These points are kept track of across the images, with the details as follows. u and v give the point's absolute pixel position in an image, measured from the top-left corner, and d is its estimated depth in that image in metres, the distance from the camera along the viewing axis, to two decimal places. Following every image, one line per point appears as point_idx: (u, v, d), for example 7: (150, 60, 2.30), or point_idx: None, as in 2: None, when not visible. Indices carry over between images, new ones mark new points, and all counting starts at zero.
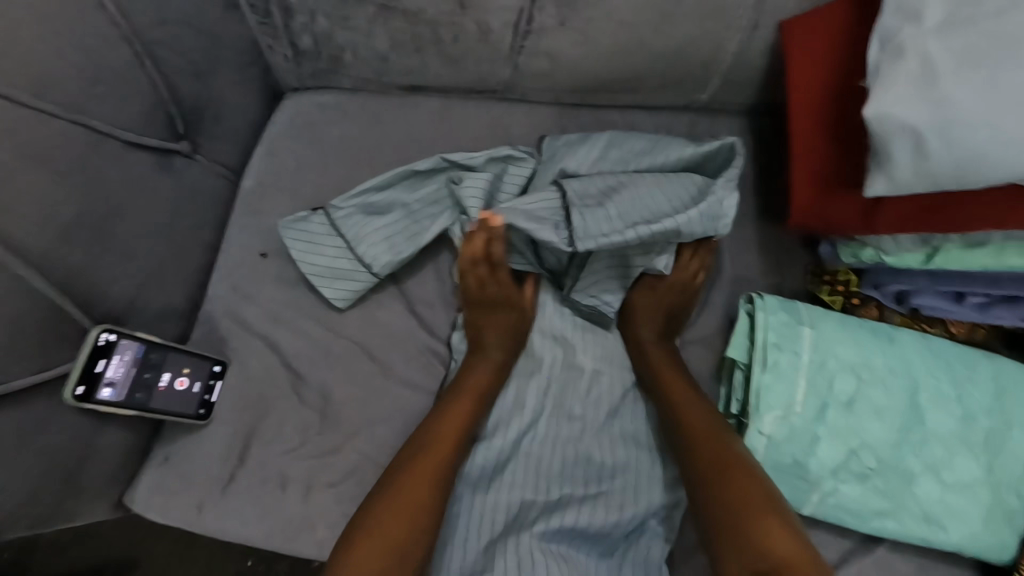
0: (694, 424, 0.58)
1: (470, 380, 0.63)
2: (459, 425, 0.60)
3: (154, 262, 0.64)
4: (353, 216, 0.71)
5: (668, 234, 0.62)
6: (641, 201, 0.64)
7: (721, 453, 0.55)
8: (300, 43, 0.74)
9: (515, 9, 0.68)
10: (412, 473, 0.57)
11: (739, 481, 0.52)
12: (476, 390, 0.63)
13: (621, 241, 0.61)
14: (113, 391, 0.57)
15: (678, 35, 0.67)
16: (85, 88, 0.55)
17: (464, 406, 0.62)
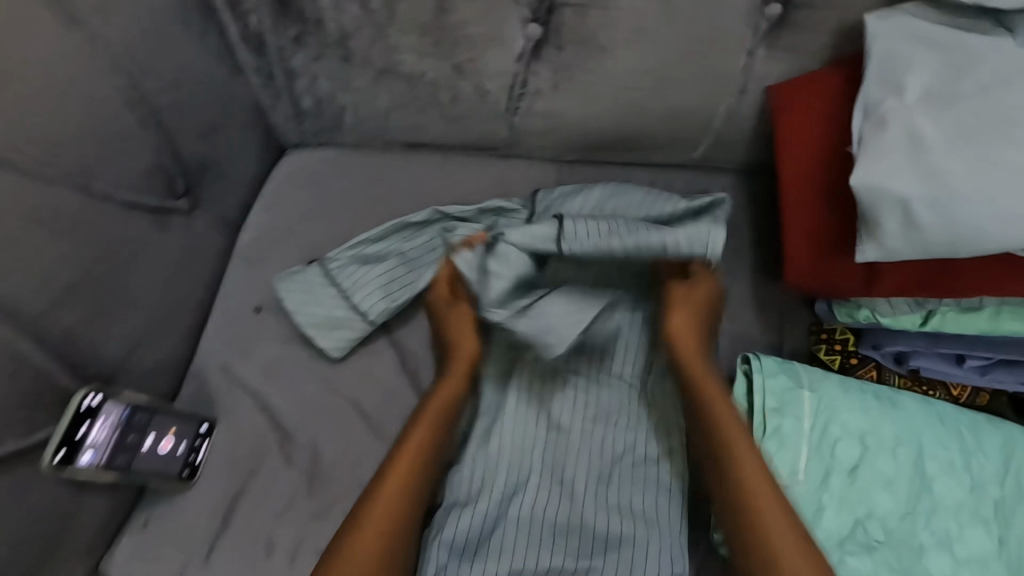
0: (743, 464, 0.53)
1: (425, 414, 0.61)
2: (412, 466, 0.58)
3: (148, 320, 0.64)
4: (348, 266, 0.71)
5: (656, 248, 0.60)
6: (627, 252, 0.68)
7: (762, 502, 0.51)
8: (302, 103, 0.76)
9: (510, 73, 0.70)
10: (366, 525, 0.55)
11: (773, 533, 0.50)
12: (428, 427, 0.61)
13: (608, 248, 0.60)
14: (93, 455, 0.56)
15: (671, 98, 0.69)
16: (91, 152, 0.57)
17: (416, 443, 0.60)
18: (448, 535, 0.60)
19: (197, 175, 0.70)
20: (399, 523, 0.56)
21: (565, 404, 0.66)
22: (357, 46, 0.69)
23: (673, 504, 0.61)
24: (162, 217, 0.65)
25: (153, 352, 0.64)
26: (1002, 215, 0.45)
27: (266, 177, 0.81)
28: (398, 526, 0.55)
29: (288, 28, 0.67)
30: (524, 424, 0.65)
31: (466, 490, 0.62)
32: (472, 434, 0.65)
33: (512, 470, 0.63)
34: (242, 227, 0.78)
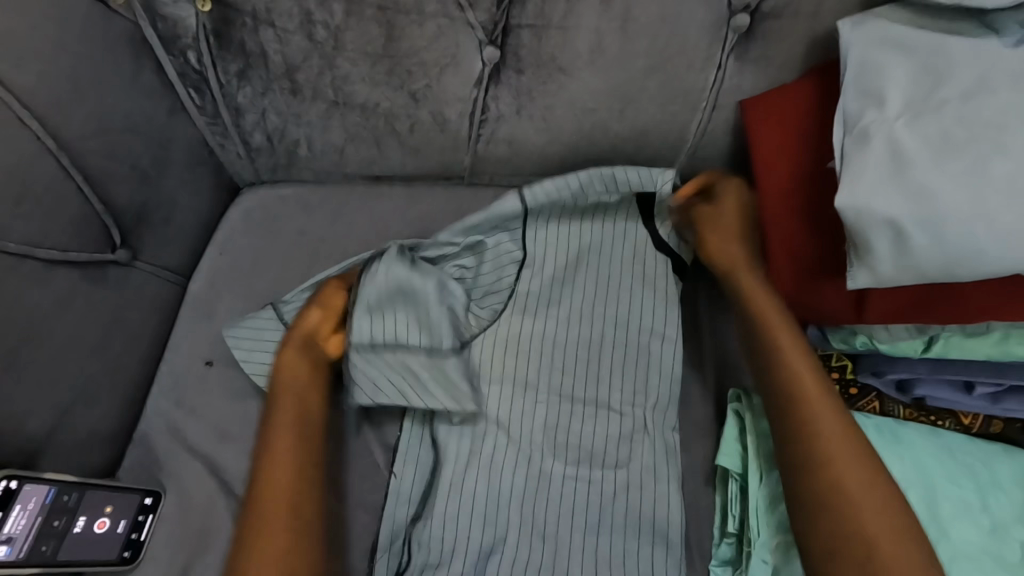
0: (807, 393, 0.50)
1: (275, 473, 0.52)
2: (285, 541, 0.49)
3: (79, 386, 0.58)
4: None
5: (608, 184, 0.64)
6: (602, 287, 0.65)
7: (827, 436, 0.48)
8: (252, 140, 0.71)
9: (468, 99, 0.66)
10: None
11: (841, 469, 0.47)
12: (285, 493, 0.52)
13: (566, 181, 0.64)
14: (10, 548, 0.51)
15: (640, 117, 0.66)
16: (4, 210, 0.52)
17: (281, 514, 0.51)
18: None
19: (137, 223, 0.64)
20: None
21: (546, 452, 0.59)
22: (304, 78, 0.65)
23: (670, 557, 0.54)
24: (95, 271, 0.60)
25: (86, 420, 0.59)
26: (1003, 234, 0.40)
27: (218, 219, 0.76)
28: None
29: (229, 62, 0.63)
30: (498, 476, 0.58)
31: (437, 552, 0.55)
32: (438, 490, 0.58)
33: (486, 527, 0.56)
34: (193, 275, 0.72)
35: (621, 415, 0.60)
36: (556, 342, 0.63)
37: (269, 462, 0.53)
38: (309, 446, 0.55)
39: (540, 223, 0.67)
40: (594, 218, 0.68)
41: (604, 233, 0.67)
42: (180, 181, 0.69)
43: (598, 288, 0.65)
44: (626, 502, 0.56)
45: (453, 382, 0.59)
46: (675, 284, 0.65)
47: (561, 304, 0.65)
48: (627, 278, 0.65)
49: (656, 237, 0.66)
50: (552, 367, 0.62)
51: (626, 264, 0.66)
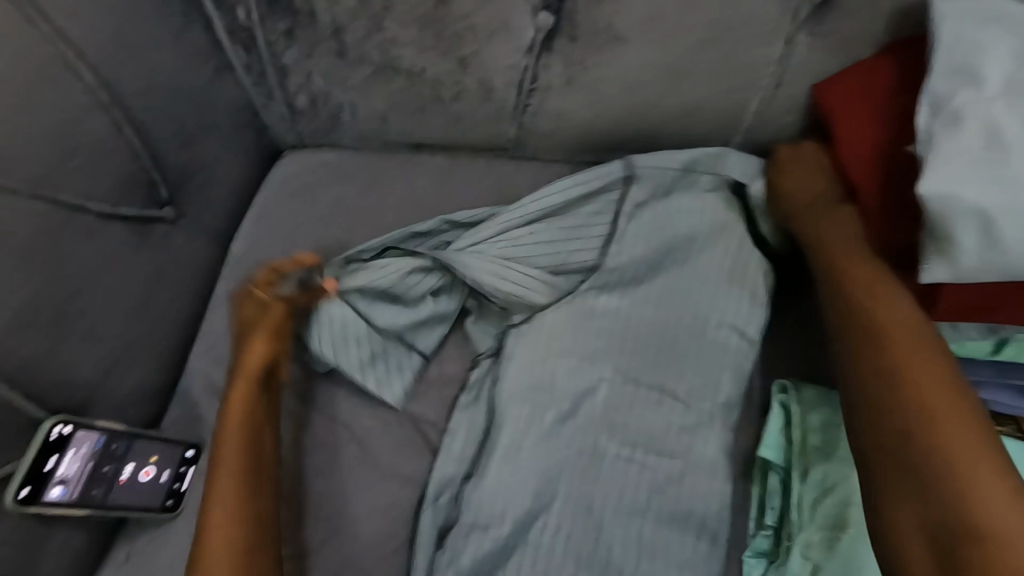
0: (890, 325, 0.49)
1: (222, 457, 0.55)
2: (230, 523, 0.52)
3: (128, 340, 0.59)
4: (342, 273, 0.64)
5: (713, 165, 0.66)
6: (686, 277, 0.63)
7: (914, 368, 0.46)
8: (296, 103, 0.71)
9: (519, 67, 0.64)
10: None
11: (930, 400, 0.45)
12: (233, 471, 0.54)
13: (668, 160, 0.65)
14: (64, 490, 0.51)
15: (696, 93, 0.62)
16: (59, 162, 0.52)
17: (229, 498, 0.53)
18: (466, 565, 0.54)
19: (182, 182, 0.64)
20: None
21: (603, 432, 0.59)
22: (352, 40, 0.63)
23: (718, 545, 0.54)
24: (144, 228, 0.60)
25: (134, 373, 0.60)
26: None
27: (258, 182, 0.76)
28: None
29: (278, 21, 0.62)
30: (553, 446, 0.58)
31: (487, 513, 0.56)
32: (490, 455, 0.58)
33: (533, 495, 0.56)
34: (235, 236, 0.73)
35: (686, 406, 0.59)
36: (631, 323, 0.62)
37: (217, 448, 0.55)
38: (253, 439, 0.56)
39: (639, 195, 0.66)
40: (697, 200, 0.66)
41: (703, 220, 0.65)
42: (224, 142, 0.69)
43: (687, 279, 0.63)
44: (679, 489, 0.56)
45: (534, 363, 0.61)
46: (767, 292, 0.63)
47: (642, 287, 0.64)
48: (716, 275, 0.63)
49: (750, 233, 0.64)
50: (624, 350, 0.62)
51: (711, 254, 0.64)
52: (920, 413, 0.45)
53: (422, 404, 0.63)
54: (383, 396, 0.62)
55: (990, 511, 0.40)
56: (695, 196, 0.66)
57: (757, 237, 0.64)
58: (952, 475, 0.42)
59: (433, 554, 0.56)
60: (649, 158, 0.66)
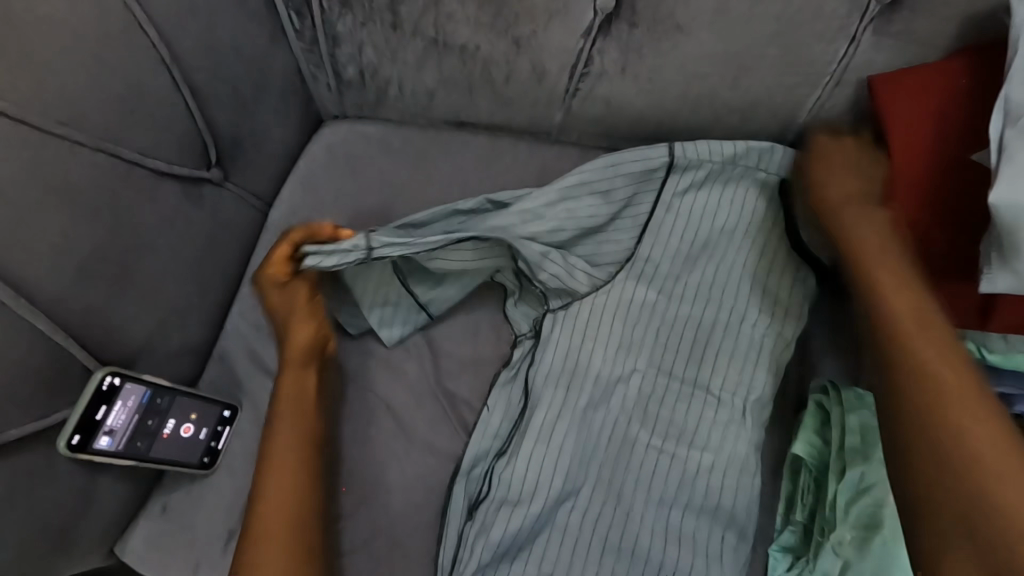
0: (918, 324, 0.47)
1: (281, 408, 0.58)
2: (287, 466, 0.55)
3: (175, 298, 0.60)
4: None
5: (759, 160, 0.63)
6: (722, 274, 0.63)
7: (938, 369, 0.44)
8: (345, 73, 0.70)
9: (574, 50, 0.63)
10: (261, 528, 0.53)
11: (953, 404, 0.42)
12: (288, 462, 0.56)
13: (718, 149, 0.62)
14: (111, 440, 0.53)
15: (752, 88, 0.62)
16: (122, 116, 0.52)
17: (287, 445, 0.56)
18: (496, 538, 0.56)
19: (231, 145, 0.64)
20: (291, 530, 0.53)
21: (635, 421, 0.60)
22: (410, 12, 0.63)
23: (742, 539, 0.55)
24: (194, 188, 0.61)
25: (177, 332, 0.61)
26: None
27: (300, 150, 0.76)
28: (286, 538, 0.52)
29: None
30: (586, 432, 0.59)
31: (518, 490, 0.57)
32: (525, 434, 0.59)
33: (566, 476, 0.58)
34: (275, 202, 0.73)
35: (719, 402, 0.59)
36: (666, 318, 0.62)
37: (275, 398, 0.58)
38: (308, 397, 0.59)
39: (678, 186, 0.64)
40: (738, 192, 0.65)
41: (742, 215, 0.65)
42: (272, 108, 0.69)
43: (723, 274, 0.63)
44: (704, 482, 0.57)
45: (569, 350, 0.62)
46: (804, 297, 0.62)
47: (682, 284, 0.63)
48: (752, 274, 0.63)
49: (792, 236, 0.63)
50: (660, 343, 0.62)
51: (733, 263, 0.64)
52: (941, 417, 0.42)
53: (455, 381, 0.64)
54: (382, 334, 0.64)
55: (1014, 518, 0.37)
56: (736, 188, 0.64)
57: (801, 241, 0.62)
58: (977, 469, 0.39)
59: (464, 523, 0.57)
60: (693, 147, 0.62)
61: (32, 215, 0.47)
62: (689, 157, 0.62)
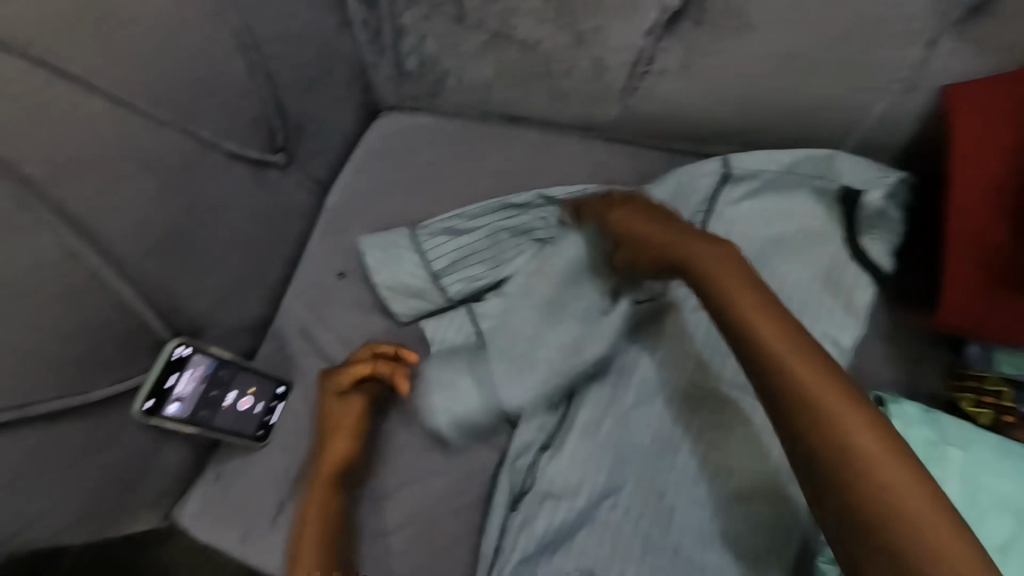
0: (827, 393, 0.39)
1: (320, 477, 0.58)
2: (320, 525, 0.57)
3: (239, 276, 0.62)
4: (438, 237, 0.68)
5: (820, 169, 0.62)
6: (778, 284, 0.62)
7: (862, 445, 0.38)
8: (405, 65, 0.71)
9: (636, 48, 0.63)
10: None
11: (892, 480, 0.36)
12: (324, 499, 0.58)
13: (777, 160, 0.62)
14: (180, 407, 0.56)
15: (819, 91, 0.60)
16: (203, 98, 0.55)
17: (319, 505, 0.57)
18: (540, 529, 0.57)
19: (295, 130, 0.66)
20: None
21: (680, 422, 0.59)
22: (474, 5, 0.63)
23: (790, 548, 0.54)
24: (260, 171, 0.63)
25: (238, 308, 0.63)
26: None
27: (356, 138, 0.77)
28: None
29: None
30: (631, 430, 0.60)
31: (562, 484, 0.59)
32: (571, 428, 0.60)
33: (610, 473, 0.59)
34: (331, 188, 0.74)
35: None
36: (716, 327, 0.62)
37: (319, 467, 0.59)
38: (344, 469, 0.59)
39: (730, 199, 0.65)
40: (797, 199, 0.65)
41: (804, 224, 0.64)
42: (334, 96, 0.70)
43: (781, 284, 0.62)
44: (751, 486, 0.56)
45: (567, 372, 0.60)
46: (868, 304, 0.61)
47: None
48: (810, 281, 0.62)
49: (853, 244, 0.62)
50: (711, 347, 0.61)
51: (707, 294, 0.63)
52: (885, 511, 0.36)
53: None
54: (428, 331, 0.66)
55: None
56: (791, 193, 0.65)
57: (862, 250, 0.62)
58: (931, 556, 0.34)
59: (508, 513, 0.59)
60: (751, 158, 0.62)
61: (120, 188, 0.49)
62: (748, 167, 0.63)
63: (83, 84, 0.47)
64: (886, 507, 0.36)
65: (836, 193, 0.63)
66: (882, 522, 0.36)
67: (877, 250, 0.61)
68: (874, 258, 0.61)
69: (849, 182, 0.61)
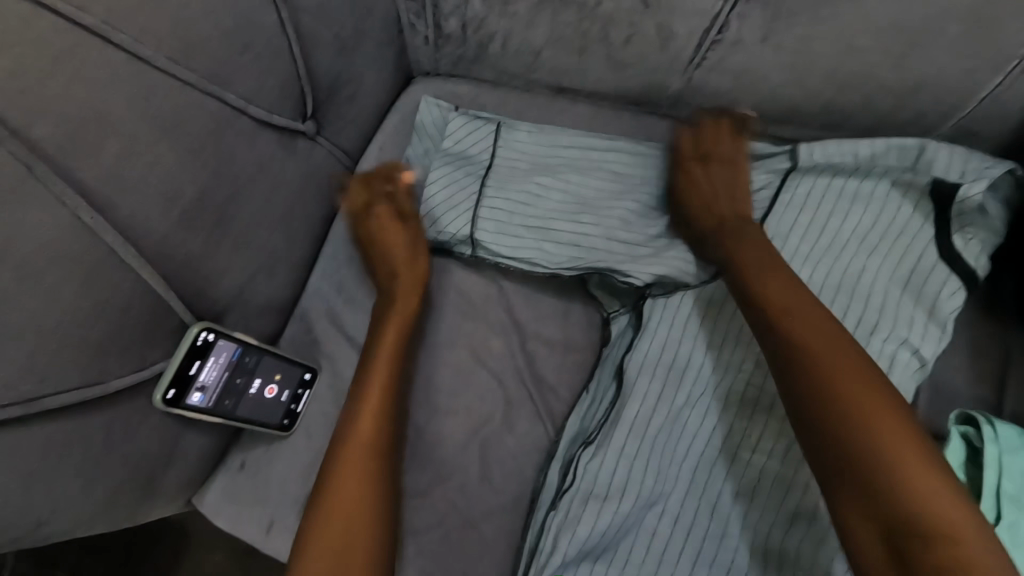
0: (799, 328, 0.47)
1: (371, 396, 0.54)
2: (374, 438, 0.53)
3: (268, 253, 0.57)
4: (501, 159, 0.64)
5: (907, 160, 0.58)
6: (853, 281, 0.57)
7: (842, 374, 0.44)
8: (445, 25, 0.64)
9: (710, 14, 0.54)
10: (349, 465, 0.51)
11: (857, 397, 0.43)
12: (383, 377, 0.55)
13: (852, 150, 0.58)
14: (202, 396, 0.52)
15: (922, 71, 0.53)
16: (231, 57, 0.49)
17: (376, 416, 0.54)
18: (583, 532, 0.55)
19: (325, 94, 0.60)
20: (378, 498, 0.51)
21: (738, 432, 0.55)
22: None
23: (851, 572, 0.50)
24: (288, 140, 0.57)
25: (265, 289, 0.58)
26: None
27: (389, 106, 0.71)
28: (372, 507, 0.50)
29: None
30: (680, 429, 0.56)
31: (605, 485, 0.56)
32: (618, 426, 0.57)
33: (658, 476, 0.56)
34: (360, 160, 0.68)
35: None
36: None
37: (365, 383, 0.55)
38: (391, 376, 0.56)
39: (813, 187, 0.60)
40: (877, 198, 0.59)
41: (879, 222, 0.59)
42: (368, 57, 0.63)
43: (857, 283, 0.57)
44: (811, 505, 0.52)
45: (555, 238, 0.61)
46: (955, 313, 0.56)
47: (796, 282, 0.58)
48: (890, 281, 0.57)
49: (944, 241, 0.57)
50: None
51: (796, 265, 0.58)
52: (872, 468, 0.40)
53: (544, 367, 0.62)
54: (449, 232, 0.62)
55: (946, 512, 0.38)
56: (876, 186, 0.59)
57: (956, 250, 0.57)
58: (922, 514, 0.38)
59: (548, 512, 0.56)
60: (832, 148, 0.58)
61: (143, 157, 0.44)
62: (817, 159, 0.59)
63: (96, 35, 0.41)
64: (864, 441, 0.41)
65: (925, 187, 0.58)
66: (831, 436, 0.42)
67: (972, 252, 0.56)
68: (970, 261, 0.56)
69: (943, 174, 0.56)
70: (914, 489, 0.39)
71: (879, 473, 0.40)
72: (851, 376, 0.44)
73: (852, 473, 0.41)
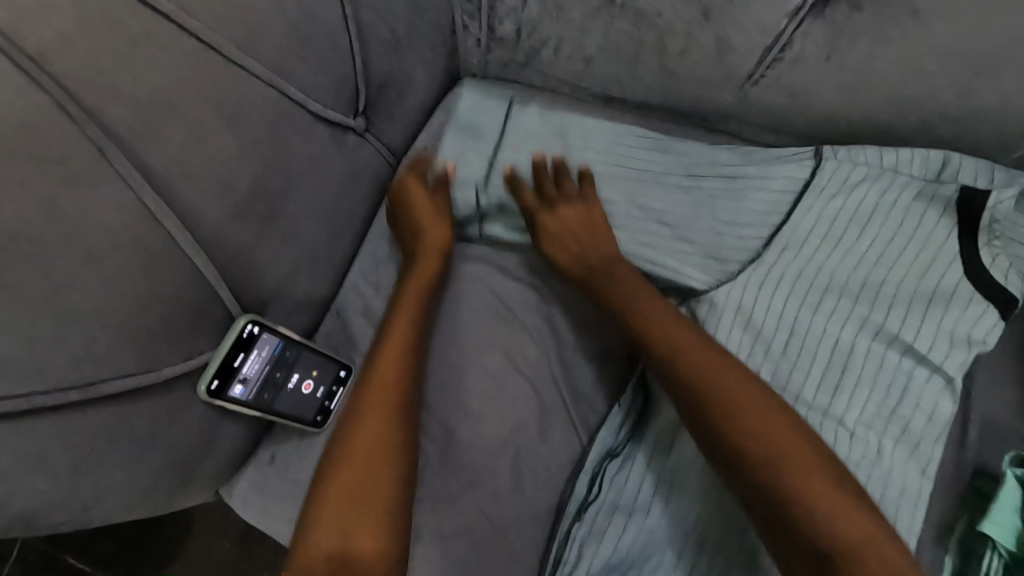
0: (729, 395, 0.48)
1: (388, 353, 0.54)
2: (387, 396, 0.52)
3: (312, 248, 0.57)
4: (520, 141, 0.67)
5: (932, 171, 0.58)
6: (878, 296, 0.56)
7: (770, 421, 0.47)
8: (498, 28, 0.63)
9: (773, 30, 0.53)
10: (362, 427, 0.51)
11: (777, 437, 0.46)
12: (398, 344, 0.55)
13: (874, 159, 0.59)
14: (243, 389, 0.52)
15: (989, 98, 0.52)
16: (291, 49, 0.49)
17: (390, 372, 0.53)
18: (609, 545, 0.56)
19: (377, 92, 0.59)
20: (392, 457, 0.50)
21: None
22: None
23: None
24: (339, 135, 0.56)
25: (306, 284, 0.58)
26: None
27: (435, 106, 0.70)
28: (383, 470, 0.49)
29: None
30: None
31: (630, 498, 0.57)
32: (642, 440, 0.58)
33: (691, 498, 0.55)
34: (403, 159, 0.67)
35: (852, 436, 0.53)
36: (787, 320, 0.56)
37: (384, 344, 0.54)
38: (410, 353, 0.55)
39: (819, 199, 0.59)
40: (906, 208, 0.57)
41: (908, 233, 0.57)
42: (420, 57, 0.63)
43: (883, 294, 0.56)
44: None
45: None
46: (991, 333, 0.54)
47: (815, 293, 0.56)
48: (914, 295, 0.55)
49: (970, 252, 0.55)
50: (782, 355, 0.56)
51: (822, 277, 0.57)
52: (799, 496, 0.44)
53: (580, 379, 0.61)
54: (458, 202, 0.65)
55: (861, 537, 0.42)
56: (900, 196, 0.58)
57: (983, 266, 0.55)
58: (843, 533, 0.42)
59: (573, 523, 0.57)
60: (849, 153, 0.60)
61: (205, 145, 0.44)
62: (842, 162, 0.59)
63: (172, 23, 0.42)
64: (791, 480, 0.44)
65: (951, 196, 0.56)
66: (769, 475, 0.45)
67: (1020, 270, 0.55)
68: (999, 278, 0.54)
69: (969, 182, 0.57)
70: (834, 516, 0.43)
71: (803, 501, 0.44)
72: (769, 413, 0.48)
73: (785, 500, 0.44)
